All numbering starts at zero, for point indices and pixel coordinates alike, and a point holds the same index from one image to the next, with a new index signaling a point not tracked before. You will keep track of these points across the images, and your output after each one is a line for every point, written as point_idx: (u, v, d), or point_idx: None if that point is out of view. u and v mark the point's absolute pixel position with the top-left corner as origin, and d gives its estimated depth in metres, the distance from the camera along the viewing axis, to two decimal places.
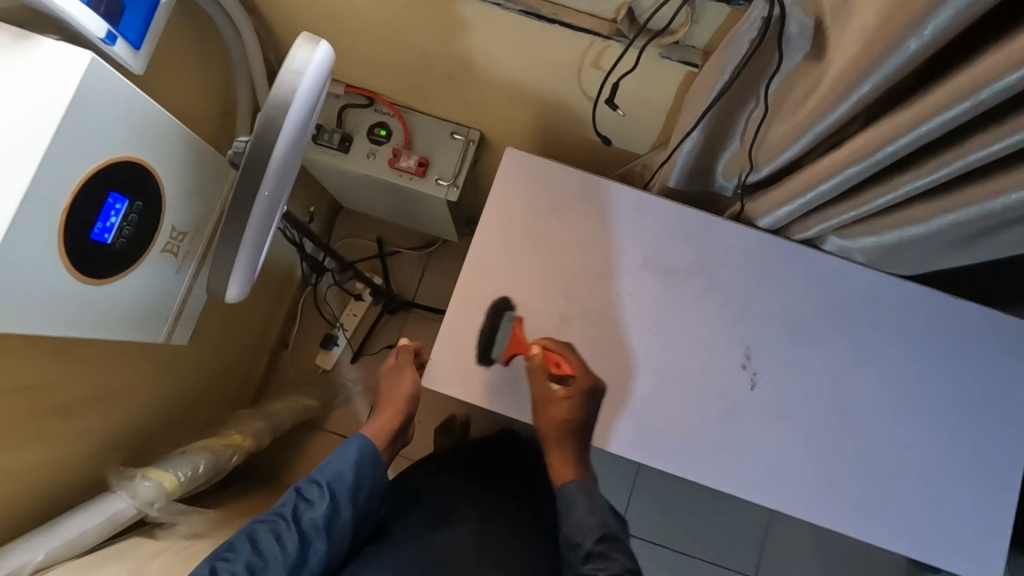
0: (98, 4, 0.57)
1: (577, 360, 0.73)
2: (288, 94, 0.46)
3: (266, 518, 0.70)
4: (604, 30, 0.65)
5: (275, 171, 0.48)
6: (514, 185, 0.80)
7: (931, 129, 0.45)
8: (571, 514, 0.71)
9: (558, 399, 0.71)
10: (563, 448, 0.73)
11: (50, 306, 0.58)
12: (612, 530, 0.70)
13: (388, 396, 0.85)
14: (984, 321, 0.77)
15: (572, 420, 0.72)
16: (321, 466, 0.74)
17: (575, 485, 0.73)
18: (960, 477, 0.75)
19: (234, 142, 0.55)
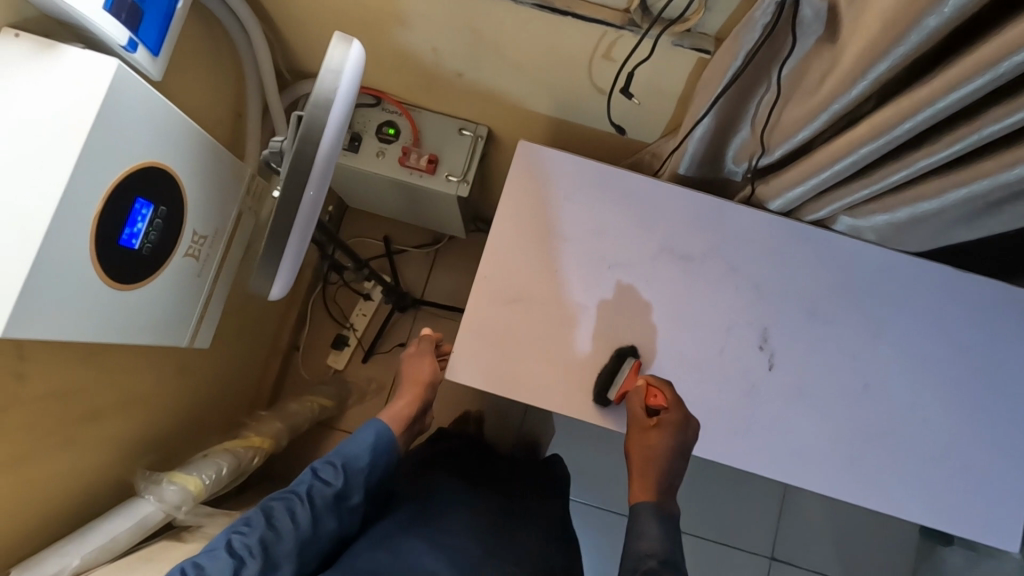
0: (119, 12, 0.58)
1: (675, 397, 0.71)
2: (330, 93, 0.47)
3: (281, 495, 0.75)
4: (617, 21, 0.65)
5: (318, 172, 0.49)
6: (529, 177, 0.81)
7: (947, 105, 0.46)
8: (636, 534, 0.67)
9: (644, 428, 0.70)
10: (648, 472, 0.69)
11: (85, 311, 0.59)
12: (674, 558, 0.65)
13: (406, 380, 0.88)
14: (994, 295, 0.79)
15: (657, 454, 0.69)
16: (337, 448, 0.79)
17: (650, 509, 0.68)
18: (974, 447, 0.76)
19: (269, 143, 0.56)
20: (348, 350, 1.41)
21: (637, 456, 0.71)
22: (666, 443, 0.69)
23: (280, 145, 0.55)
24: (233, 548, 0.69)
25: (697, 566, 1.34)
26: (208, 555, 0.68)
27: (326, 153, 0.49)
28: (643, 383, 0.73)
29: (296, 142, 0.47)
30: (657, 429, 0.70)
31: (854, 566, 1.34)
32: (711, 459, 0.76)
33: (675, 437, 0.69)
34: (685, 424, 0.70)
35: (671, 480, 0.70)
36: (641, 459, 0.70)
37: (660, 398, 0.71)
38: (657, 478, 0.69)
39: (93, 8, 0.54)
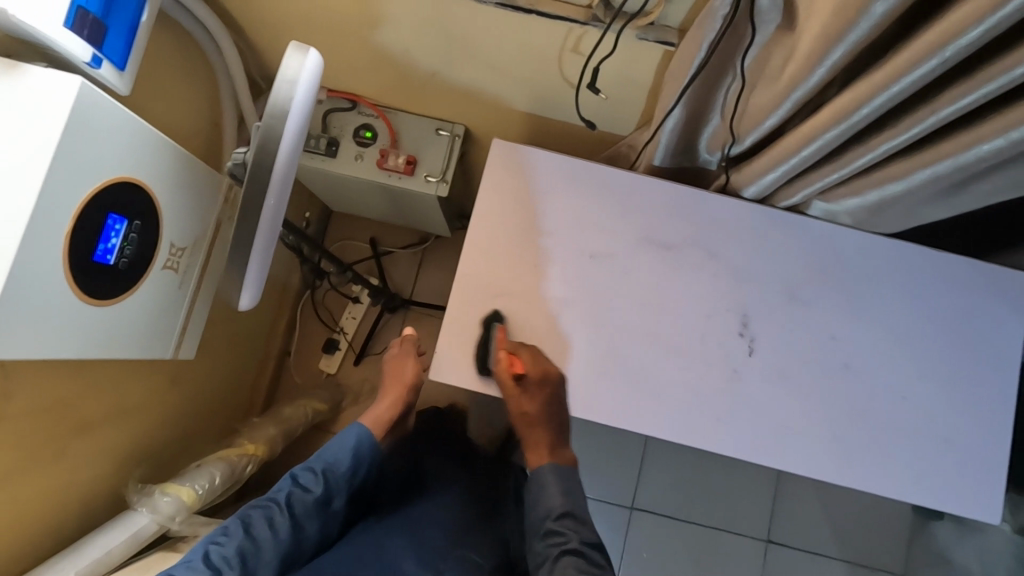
0: (82, 28, 0.58)
1: (531, 359, 0.75)
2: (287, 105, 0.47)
3: (258, 504, 0.76)
4: (581, 17, 0.66)
5: (278, 181, 0.50)
6: (505, 175, 0.82)
7: (903, 89, 0.47)
8: (541, 494, 0.75)
9: (516, 396, 0.75)
10: (534, 431, 0.76)
11: (61, 330, 0.59)
12: (575, 509, 0.74)
13: (389, 382, 0.90)
14: (968, 271, 0.80)
15: (532, 413, 0.75)
16: (317, 455, 0.82)
17: (549, 467, 0.76)
18: (955, 422, 0.77)
19: (232, 155, 0.56)
20: (339, 353, 1.41)
21: (522, 419, 0.76)
22: (538, 403, 0.75)
23: (243, 155, 0.55)
24: (210, 559, 0.69)
25: (695, 551, 1.35)
26: (186, 566, 0.68)
27: (286, 159, 0.49)
28: (502, 353, 0.75)
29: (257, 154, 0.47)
30: (523, 395, 0.74)
31: (849, 544, 1.36)
32: (696, 446, 0.77)
33: (550, 398, 0.75)
34: (548, 376, 0.75)
35: (548, 425, 0.76)
36: (525, 421, 0.76)
37: (520, 364, 0.74)
38: (542, 435, 0.76)
39: (54, 26, 0.54)
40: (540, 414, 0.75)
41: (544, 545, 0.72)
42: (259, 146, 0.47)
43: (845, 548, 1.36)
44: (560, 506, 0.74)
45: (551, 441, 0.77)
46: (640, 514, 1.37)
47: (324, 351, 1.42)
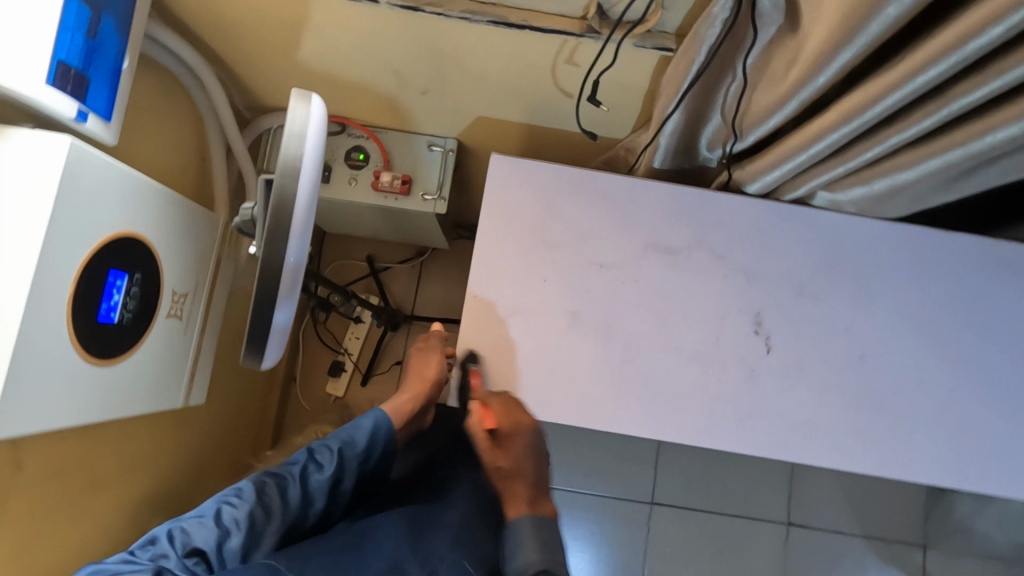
0: (64, 84, 0.56)
1: (506, 410, 0.72)
2: (298, 158, 0.45)
3: (272, 473, 0.76)
4: (576, 29, 0.65)
5: (298, 234, 0.47)
6: (504, 191, 0.80)
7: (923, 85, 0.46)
8: (516, 548, 0.68)
9: (490, 450, 0.74)
10: (512, 484, 0.74)
11: (69, 396, 0.57)
12: (555, 567, 0.67)
13: (414, 374, 0.91)
14: (976, 249, 0.79)
15: (509, 467, 0.74)
16: (337, 432, 0.81)
17: (526, 520, 0.70)
18: (976, 402, 0.77)
19: (239, 210, 0.55)
20: (345, 376, 1.39)
21: (500, 473, 0.75)
22: (513, 456, 0.73)
23: (252, 212, 0.54)
24: (220, 519, 0.70)
25: (718, 541, 1.35)
26: (195, 521, 0.69)
27: (306, 205, 0.47)
28: (478, 403, 0.73)
29: (271, 208, 0.45)
30: (501, 449, 0.73)
31: (869, 520, 1.37)
32: (722, 448, 0.77)
33: (526, 452, 0.73)
34: (522, 429, 0.72)
35: (527, 476, 0.74)
36: (506, 476, 0.74)
37: (491, 417, 0.71)
38: (522, 484, 0.74)
39: (36, 85, 0.52)
40: (516, 467, 0.74)
41: None
42: (272, 200, 0.45)
43: (865, 524, 1.37)
44: (537, 562, 0.66)
45: (531, 491, 0.74)
46: (661, 509, 1.37)
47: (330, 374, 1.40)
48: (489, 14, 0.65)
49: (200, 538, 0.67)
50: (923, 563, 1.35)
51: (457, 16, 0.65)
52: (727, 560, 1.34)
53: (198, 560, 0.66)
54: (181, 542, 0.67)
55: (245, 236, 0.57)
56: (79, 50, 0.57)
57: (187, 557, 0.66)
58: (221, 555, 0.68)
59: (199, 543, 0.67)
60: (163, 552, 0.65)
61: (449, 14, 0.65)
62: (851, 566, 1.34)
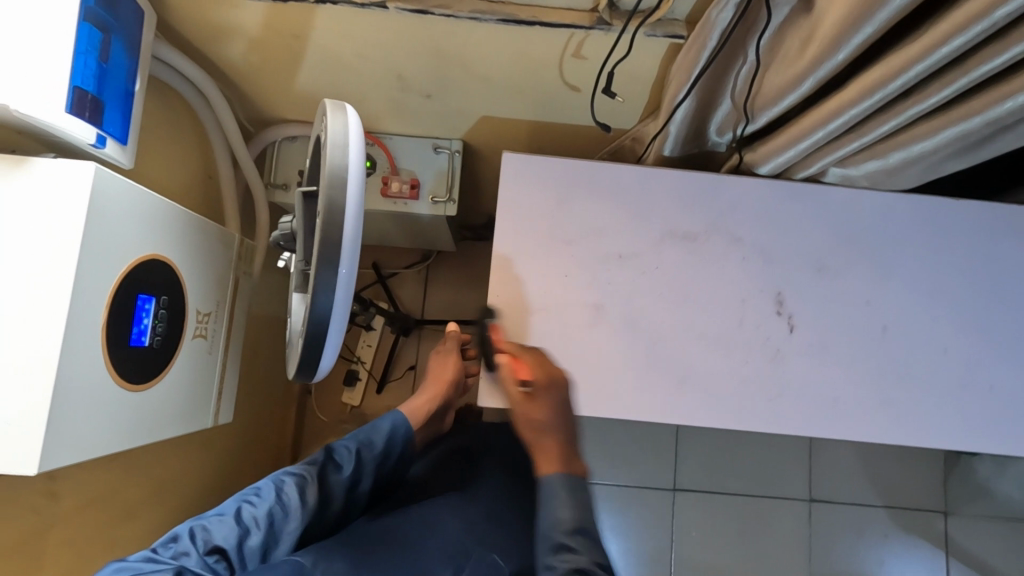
0: (82, 110, 0.56)
1: (537, 363, 0.72)
2: (343, 165, 0.45)
3: (293, 471, 0.72)
4: (586, 22, 0.65)
5: (350, 247, 0.46)
6: (519, 189, 0.80)
7: (949, 51, 0.47)
8: (549, 507, 0.68)
9: (523, 403, 0.71)
10: (540, 438, 0.71)
11: (107, 423, 0.57)
12: (589, 527, 0.68)
13: (432, 376, 0.92)
14: (988, 215, 0.80)
15: (543, 421, 0.71)
16: (355, 433, 0.79)
17: (557, 479, 0.69)
18: (999, 365, 0.78)
19: (278, 224, 0.58)
20: (361, 384, 1.37)
21: (527, 430, 0.72)
22: (548, 411, 0.70)
23: (292, 224, 0.56)
24: (240, 517, 0.65)
25: (742, 522, 1.36)
26: (215, 519, 0.64)
27: (356, 214, 0.46)
28: (506, 357, 0.73)
29: (320, 217, 0.45)
30: (535, 401, 0.70)
31: (890, 491, 1.38)
32: (755, 429, 0.77)
33: (557, 406, 0.71)
34: (558, 380, 0.71)
35: (555, 439, 0.71)
36: (529, 430, 0.72)
37: (525, 370, 0.71)
38: (550, 444, 0.71)
39: (58, 114, 0.54)
40: (551, 424, 0.71)
41: (550, 560, 0.66)
42: (320, 209, 0.45)
43: (886, 495, 1.38)
44: (572, 522, 0.67)
45: (560, 449, 0.71)
46: (683, 495, 1.37)
47: (345, 384, 1.39)
48: (499, 13, 0.65)
49: (222, 535, 0.63)
50: (946, 529, 1.37)
51: (466, 16, 0.65)
52: (752, 540, 1.35)
53: (218, 558, 0.62)
54: (201, 539, 0.62)
55: (283, 248, 0.59)
56: (93, 74, 0.57)
57: (207, 555, 0.62)
58: (241, 553, 0.63)
59: (220, 541, 0.62)
60: (185, 550, 0.61)
61: (459, 15, 0.65)
62: (874, 537, 1.36)
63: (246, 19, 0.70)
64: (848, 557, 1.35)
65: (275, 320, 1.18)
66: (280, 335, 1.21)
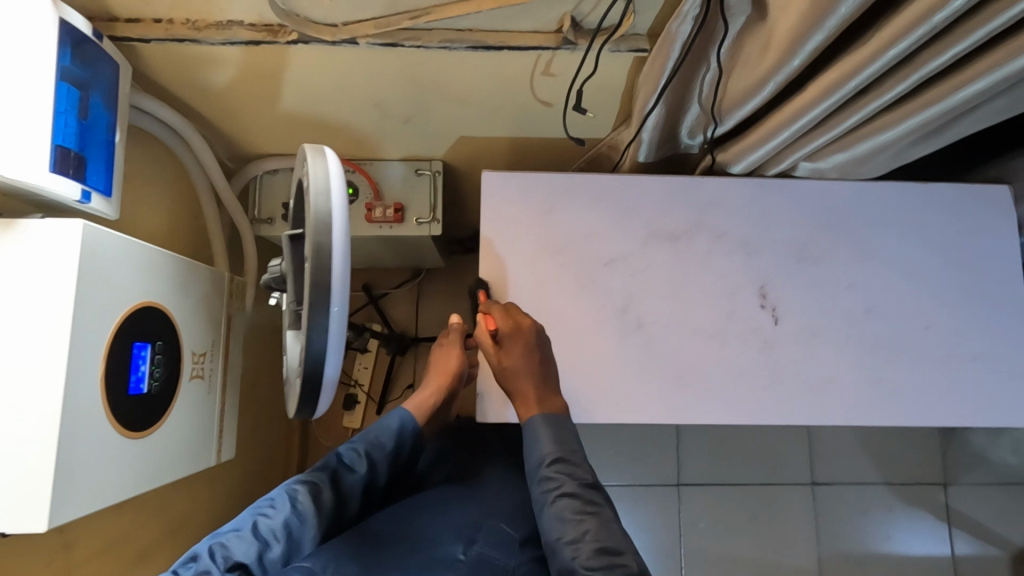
0: (65, 168, 0.58)
1: (501, 315, 0.74)
2: (327, 209, 0.47)
3: (305, 479, 0.72)
4: (552, 43, 0.67)
5: (338, 284, 0.47)
6: (502, 206, 0.82)
7: (898, 52, 0.50)
8: (534, 446, 0.71)
9: (499, 353, 0.73)
10: (519, 385, 0.72)
11: (115, 469, 0.58)
12: (570, 454, 0.71)
13: (436, 368, 0.89)
14: (953, 195, 0.83)
15: (520, 363, 0.72)
16: (363, 435, 0.79)
17: (541, 419, 0.71)
18: (978, 338, 0.81)
19: (268, 268, 0.59)
20: (360, 407, 1.38)
21: (503, 378, 0.73)
22: (518, 355, 0.71)
23: (281, 267, 0.58)
24: (258, 530, 0.65)
25: (749, 511, 1.38)
26: (233, 535, 0.64)
27: (343, 256, 0.48)
28: (481, 314, 0.75)
29: (309, 261, 0.46)
30: (503, 350, 0.72)
31: (890, 468, 1.40)
32: (754, 419, 0.79)
33: (527, 349, 0.72)
34: (519, 329, 0.72)
35: (534, 377, 0.72)
36: (506, 377, 0.73)
37: (492, 321, 0.73)
38: (528, 385, 0.72)
39: (40, 174, 0.55)
40: (528, 367, 0.72)
41: (541, 491, 0.69)
42: (309, 253, 0.46)
43: (887, 472, 1.40)
44: (555, 452, 0.70)
45: (537, 392, 0.72)
46: (688, 490, 1.39)
47: (345, 408, 1.39)
48: (467, 40, 0.67)
49: (242, 551, 0.63)
50: (946, 501, 1.39)
51: (436, 46, 0.66)
52: (760, 527, 1.37)
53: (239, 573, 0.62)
54: (221, 556, 0.62)
55: (274, 289, 0.60)
56: (74, 132, 0.59)
57: (229, 571, 0.62)
58: (262, 566, 0.64)
59: (241, 556, 0.63)
60: (206, 568, 0.61)
61: (429, 46, 0.66)
62: (878, 513, 1.38)
63: (223, 62, 0.71)
64: (855, 536, 1.37)
65: (271, 351, 1.19)
66: (276, 365, 1.22)
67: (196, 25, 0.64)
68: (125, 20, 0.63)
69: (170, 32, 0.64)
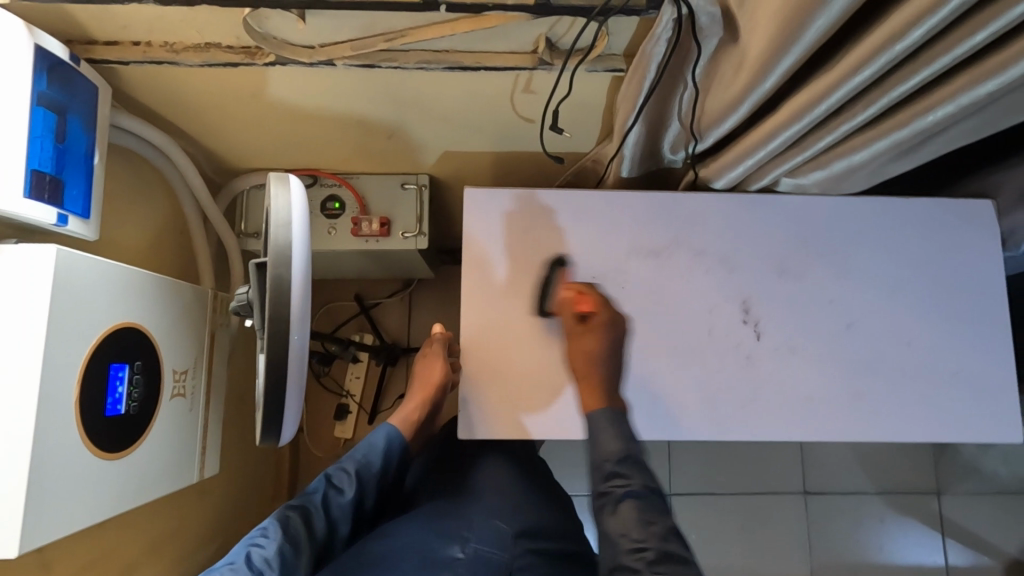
0: (41, 192, 0.59)
1: (599, 299, 0.77)
2: (287, 241, 0.48)
3: (294, 505, 0.72)
4: (528, 63, 0.67)
5: (298, 317, 0.49)
6: (483, 222, 0.82)
7: (864, 79, 0.50)
8: (595, 440, 0.71)
9: (580, 334, 0.75)
10: (589, 371, 0.74)
11: (91, 490, 0.59)
12: (635, 452, 0.70)
13: (419, 382, 0.89)
14: (935, 210, 0.83)
15: (600, 350, 0.74)
16: (350, 455, 0.80)
17: (603, 413, 0.72)
18: (960, 353, 0.81)
19: (234, 295, 0.59)
20: (352, 417, 1.38)
21: (577, 360, 0.75)
22: (602, 342, 0.74)
23: (248, 295, 0.57)
24: (252, 562, 0.64)
25: (742, 521, 1.37)
26: (227, 569, 0.63)
27: (302, 286, 0.50)
28: (572, 291, 0.78)
29: (270, 292, 0.48)
30: (592, 331, 0.75)
31: (883, 477, 1.40)
32: (740, 436, 0.79)
33: (611, 339, 0.75)
34: (612, 319, 0.76)
35: (611, 366, 0.74)
36: (581, 361, 0.74)
37: (588, 302, 0.76)
38: (600, 374, 0.73)
39: (14, 200, 0.56)
40: (606, 356, 0.74)
41: (605, 486, 0.69)
42: (268, 289, 0.48)
43: (879, 481, 1.40)
44: (619, 449, 0.69)
45: (603, 385, 0.73)
46: (680, 499, 1.38)
47: (336, 418, 1.39)
48: (444, 61, 0.67)
49: None
50: (939, 509, 1.39)
51: (412, 67, 0.67)
52: (753, 536, 1.36)
53: None
54: None
55: (242, 317, 0.60)
56: (50, 156, 0.60)
57: None
58: None
59: None
60: None
61: (406, 66, 0.67)
62: (871, 522, 1.38)
63: (204, 82, 0.72)
64: (848, 545, 1.37)
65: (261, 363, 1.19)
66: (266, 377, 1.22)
67: (174, 48, 0.65)
68: (103, 42, 0.64)
69: (149, 55, 0.65)
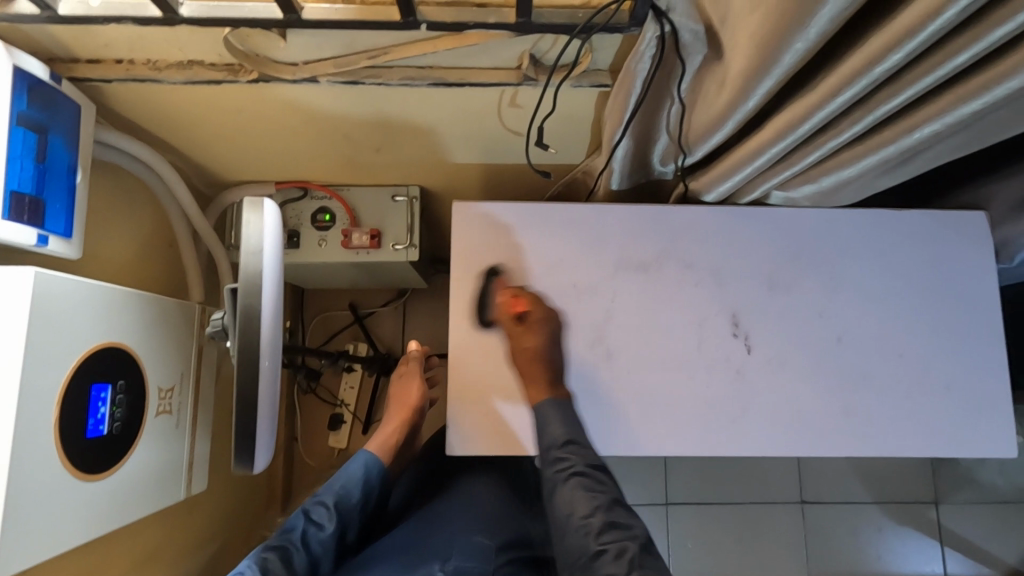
0: (20, 214, 0.58)
1: (537, 299, 0.78)
2: (259, 266, 0.49)
3: (272, 545, 0.69)
4: (513, 79, 0.67)
5: (268, 341, 0.51)
6: (471, 236, 0.82)
7: (846, 99, 0.50)
8: (543, 428, 0.73)
9: (521, 333, 0.76)
10: (531, 366, 0.75)
11: (70, 512, 0.58)
12: (578, 436, 0.73)
13: (396, 404, 0.91)
14: (927, 222, 0.82)
15: (542, 347, 0.75)
16: (327, 487, 0.77)
17: (549, 403, 0.74)
18: (953, 366, 0.80)
19: (210, 321, 0.61)
20: (346, 427, 1.37)
21: (519, 359, 0.76)
22: (541, 339, 0.75)
23: (223, 321, 0.60)
24: None
25: (738, 531, 1.36)
26: None
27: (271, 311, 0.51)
28: (508, 295, 0.78)
29: (241, 316, 0.49)
30: (531, 330, 0.75)
31: (880, 486, 1.39)
32: (734, 451, 0.78)
33: (549, 335, 0.76)
34: (552, 317, 0.77)
35: (554, 361, 0.76)
36: (524, 359, 0.75)
37: (523, 303, 0.77)
38: (544, 368, 0.75)
39: None
40: (549, 352, 0.75)
41: (553, 471, 0.71)
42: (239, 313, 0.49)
43: (877, 491, 1.39)
44: (565, 434, 0.72)
45: (548, 374, 0.75)
46: (676, 509, 1.38)
47: (330, 428, 1.39)
48: (429, 77, 0.67)
49: None
50: (938, 519, 1.38)
51: (397, 82, 0.66)
52: (749, 546, 1.36)
53: None
54: None
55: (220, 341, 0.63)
56: (31, 176, 0.60)
57: None
58: None
59: None
60: None
61: (389, 83, 0.66)
62: (869, 532, 1.37)
63: (189, 98, 0.71)
64: (846, 555, 1.36)
65: None
66: None
67: (157, 65, 0.65)
68: (85, 61, 0.64)
69: (131, 72, 0.64)
